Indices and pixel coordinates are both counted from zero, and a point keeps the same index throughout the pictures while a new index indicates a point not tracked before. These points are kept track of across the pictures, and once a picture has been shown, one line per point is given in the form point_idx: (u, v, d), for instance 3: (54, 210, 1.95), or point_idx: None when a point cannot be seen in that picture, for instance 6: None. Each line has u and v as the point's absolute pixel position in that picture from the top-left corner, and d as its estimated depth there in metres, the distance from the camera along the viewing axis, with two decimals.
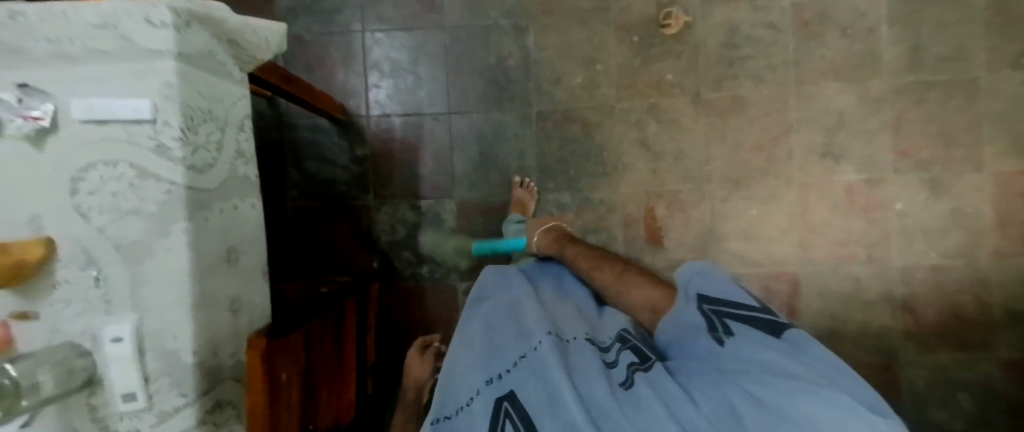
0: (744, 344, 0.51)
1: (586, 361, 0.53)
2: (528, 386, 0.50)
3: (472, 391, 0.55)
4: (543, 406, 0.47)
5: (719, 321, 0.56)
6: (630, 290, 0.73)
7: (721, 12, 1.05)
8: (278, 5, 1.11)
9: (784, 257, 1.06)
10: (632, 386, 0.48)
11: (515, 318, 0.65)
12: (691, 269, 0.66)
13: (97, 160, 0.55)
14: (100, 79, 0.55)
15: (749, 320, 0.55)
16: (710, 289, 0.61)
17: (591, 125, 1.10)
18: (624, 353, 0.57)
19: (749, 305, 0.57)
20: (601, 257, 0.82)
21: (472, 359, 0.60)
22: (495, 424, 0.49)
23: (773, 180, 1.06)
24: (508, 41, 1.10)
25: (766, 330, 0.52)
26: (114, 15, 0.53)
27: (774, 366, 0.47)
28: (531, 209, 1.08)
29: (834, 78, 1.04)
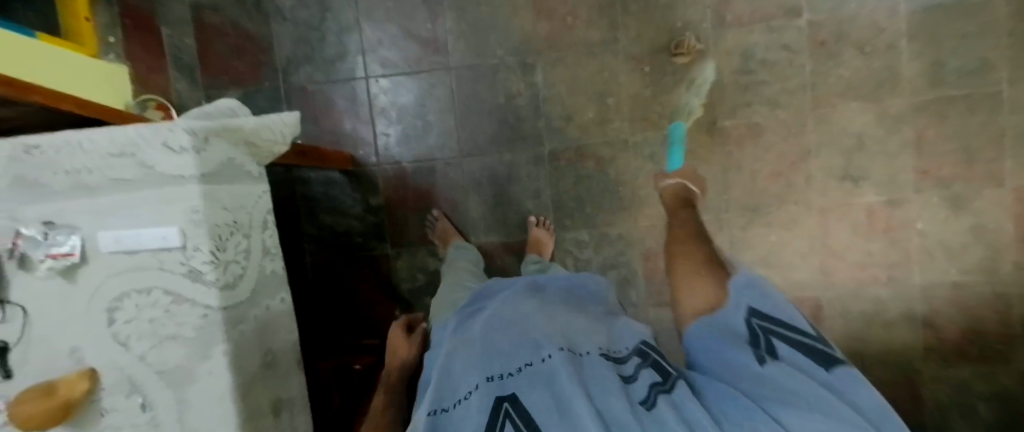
0: (780, 370, 0.43)
1: (597, 375, 0.48)
2: (532, 392, 0.46)
3: (473, 385, 0.50)
4: (549, 414, 0.43)
5: (763, 339, 0.48)
6: (690, 285, 0.61)
7: (734, 36, 1.02)
8: (276, 55, 1.07)
9: (805, 283, 1.06)
10: (655, 408, 0.44)
11: (522, 322, 0.60)
12: (743, 282, 0.54)
13: (131, 289, 0.56)
14: (123, 208, 0.55)
15: (799, 343, 0.46)
16: (765, 302, 0.51)
17: (605, 160, 1.08)
18: (643, 373, 0.50)
19: (804, 330, 0.47)
20: (697, 238, 0.70)
21: (474, 356, 0.55)
22: (494, 425, 0.44)
23: (794, 206, 1.04)
24: (515, 79, 1.08)
25: (811, 360, 0.44)
26: (132, 145, 0.54)
27: (811, 396, 0.40)
28: (549, 250, 1.07)
29: (853, 98, 1.01)
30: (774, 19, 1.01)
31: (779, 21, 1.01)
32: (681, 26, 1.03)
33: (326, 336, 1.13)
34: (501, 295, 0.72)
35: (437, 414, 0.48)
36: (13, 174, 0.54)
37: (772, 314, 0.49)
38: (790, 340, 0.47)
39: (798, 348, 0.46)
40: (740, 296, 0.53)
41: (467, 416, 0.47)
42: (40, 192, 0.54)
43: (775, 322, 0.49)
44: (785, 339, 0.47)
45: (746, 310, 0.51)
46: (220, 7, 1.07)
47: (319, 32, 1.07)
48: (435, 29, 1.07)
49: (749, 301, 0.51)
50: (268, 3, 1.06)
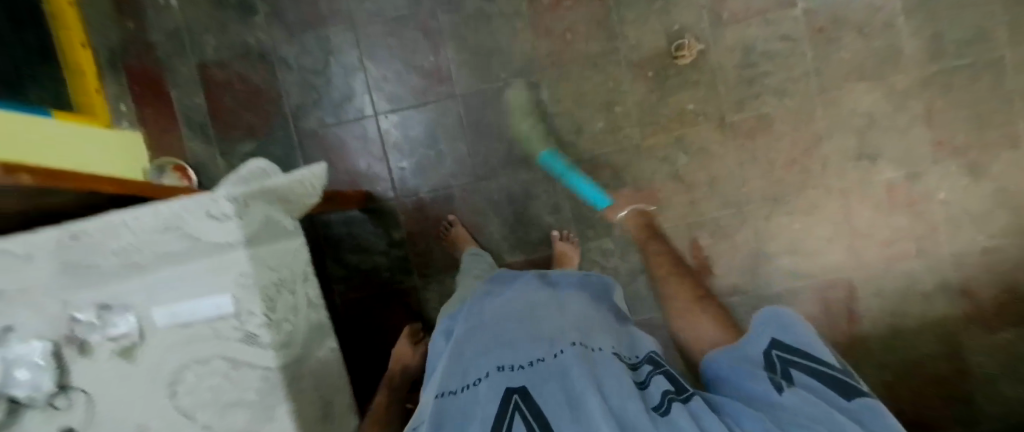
0: (799, 396, 0.41)
1: (613, 376, 0.47)
2: (545, 387, 0.45)
3: (482, 373, 0.50)
4: (562, 409, 0.41)
5: (782, 369, 0.47)
6: (688, 320, 0.69)
7: (733, 32, 1.04)
8: (285, 104, 1.09)
9: (833, 265, 1.07)
10: (669, 412, 0.42)
11: (536, 319, 0.59)
12: (766, 315, 0.54)
13: (191, 360, 0.57)
14: (173, 282, 0.56)
15: (818, 373, 0.44)
16: (787, 335, 0.51)
17: (621, 167, 1.09)
18: (656, 380, 0.49)
19: (825, 361, 0.46)
20: (679, 275, 0.83)
21: (485, 349, 0.54)
22: (503, 416, 0.42)
23: (813, 191, 1.05)
24: (522, 99, 1.09)
25: (829, 389, 0.42)
26: (175, 218, 0.54)
27: (826, 419, 0.37)
28: (575, 260, 1.07)
29: (857, 79, 1.03)
30: (769, 12, 1.03)
31: (774, 13, 1.02)
32: (679, 29, 1.05)
33: (364, 375, 1.13)
34: (513, 287, 0.71)
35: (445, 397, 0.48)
36: (62, 261, 0.55)
37: (794, 346, 0.49)
38: (810, 370, 0.45)
39: (816, 376, 0.44)
40: (763, 329, 0.53)
41: (476, 404, 0.45)
42: (89, 275, 0.55)
43: (795, 353, 0.48)
44: (805, 369, 0.46)
45: (768, 342, 0.51)
46: (226, 63, 1.08)
47: (325, 77, 1.09)
48: (438, 61, 1.09)
49: (772, 334, 0.52)
50: (272, 54, 1.08)
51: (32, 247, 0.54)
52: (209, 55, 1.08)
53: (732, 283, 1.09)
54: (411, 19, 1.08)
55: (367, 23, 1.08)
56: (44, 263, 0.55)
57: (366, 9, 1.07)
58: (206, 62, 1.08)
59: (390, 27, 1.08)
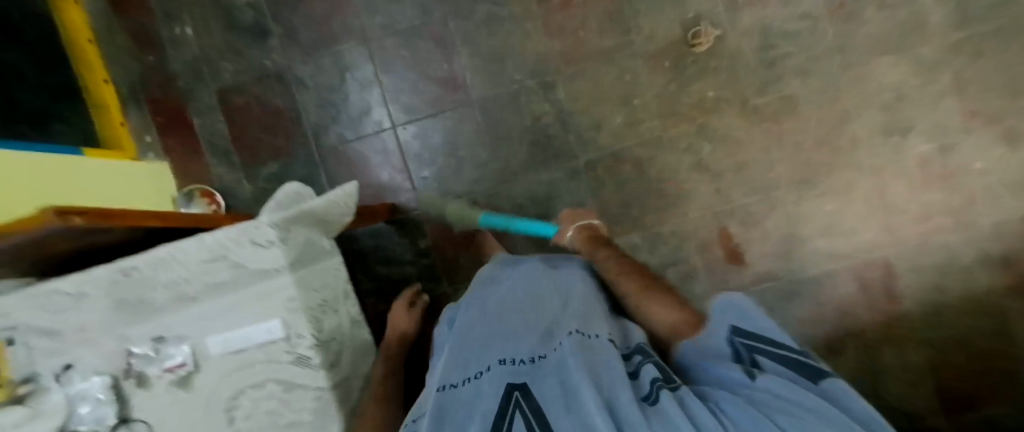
0: (775, 380, 0.41)
1: (610, 366, 0.45)
2: (545, 381, 0.45)
3: (484, 367, 0.50)
4: (559, 402, 0.41)
5: (748, 357, 0.47)
6: (646, 311, 0.65)
7: (750, 15, 1.02)
8: (304, 123, 1.10)
9: (870, 244, 1.04)
10: (659, 402, 0.40)
11: (539, 313, 0.59)
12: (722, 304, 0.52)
13: (245, 385, 0.58)
14: (225, 310, 0.57)
15: (784, 358, 0.45)
16: (747, 321, 0.50)
17: (642, 161, 1.08)
18: (646, 369, 0.47)
19: (787, 345, 0.46)
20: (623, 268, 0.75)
21: (490, 343, 0.55)
22: (504, 411, 0.42)
23: (843, 171, 1.03)
24: (539, 100, 1.08)
25: (798, 376, 0.43)
26: (221, 248, 0.55)
27: (804, 404, 0.38)
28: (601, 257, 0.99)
29: (882, 53, 1.00)
30: None
31: None
32: (694, 17, 1.03)
33: None
34: (511, 278, 0.71)
35: (447, 390, 0.49)
36: (116, 298, 0.55)
37: (756, 333, 0.48)
38: (775, 354, 0.46)
39: (784, 364, 0.44)
40: (721, 316, 0.52)
41: (478, 398, 0.45)
42: (145, 310, 0.57)
43: (758, 340, 0.48)
44: (770, 354, 0.46)
45: (729, 329, 0.50)
46: (245, 87, 1.09)
47: (342, 93, 1.09)
48: (452, 68, 1.08)
49: (732, 321, 0.51)
50: (288, 75, 1.08)
51: (84, 286, 0.54)
52: (228, 80, 1.09)
53: (766, 269, 1.07)
54: (422, 29, 1.08)
55: (379, 37, 1.08)
56: (98, 301, 0.55)
57: (377, 22, 1.08)
58: (225, 88, 1.09)
59: (402, 38, 1.08)
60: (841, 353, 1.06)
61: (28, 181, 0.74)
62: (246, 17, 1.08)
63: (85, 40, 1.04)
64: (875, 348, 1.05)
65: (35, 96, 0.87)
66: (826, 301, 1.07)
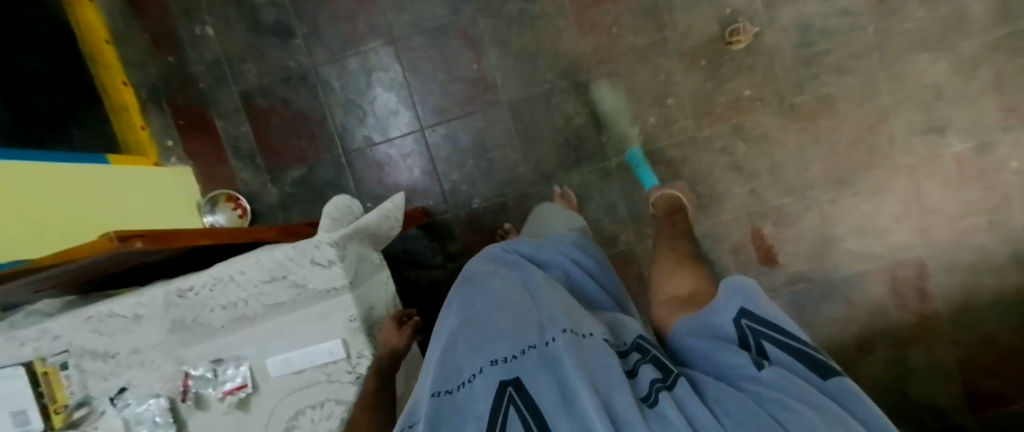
0: (782, 376, 0.35)
1: (606, 366, 0.39)
2: (540, 378, 0.38)
3: (477, 369, 0.44)
4: (555, 404, 0.35)
5: (753, 344, 0.41)
6: (666, 278, 0.62)
7: (788, 11, 1.00)
8: (330, 125, 1.07)
9: (903, 245, 1.04)
10: (656, 402, 0.34)
11: (531, 301, 0.52)
12: (730, 288, 0.46)
13: (305, 405, 0.56)
14: (283, 331, 0.56)
15: (793, 351, 0.39)
16: (758, 306, 0.43)
17: (676, 162, 1.06)
18: (643, 368, 0.41)
19: (799, 337, 0.40)
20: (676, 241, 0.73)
21: (477, 338, 0.48)
22: (495, 415, 0.36)
23: (880, 171, 1.02)
24: (570, 99, 1.06)
25: (805, 368, 0.37)
26: (281, 268, 0.54)
27: (814, 406, 0.31)
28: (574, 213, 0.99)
29: (923, 49, 0.98)
30: None
31: None
32: (731, 13, 1.01)
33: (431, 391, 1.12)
34: (509, 258, 0.64)
35: (441, 396, 0.42)
36: (171, 320, 0.54)
37: (765, 318, 0.42)
38: (782, 344, 0.40)
39: (791, 354, 0.39)
40: (728, 298, 0.45)
41: (471, 404, 0.39)
42: (201, 331, 0.55)
43: (767, 325, 0.42)
44: (777, 343, 0.40)
45: (736, 310, 0.44)
46: (269, 90, 1.06)
47: (368, 95, 1.07)
48: (482, 68, 1.06)
49: (740, 301, 0.44)
50: (313, 75, 1.06)
51: (141, 308, 0.54)
52: (251, 82, 1.06)
53: (799, 271, 1.07)
54: (451, 28, 1.04)
55: (406, 35, 1.05)
56: (154, 323, 0.54)
57: (404, 20, 1.04)
58: (249, 90, 1.06)
59: (430, 37, 1.05)
60: (872, 352, 1.06)
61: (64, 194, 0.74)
62: (268, 16, 1.04)
63: (103, 41, 1.01)
64: (906, 346, 1.05)
65: (52, 100, 0.87)
66: (859, 301, 1.07)
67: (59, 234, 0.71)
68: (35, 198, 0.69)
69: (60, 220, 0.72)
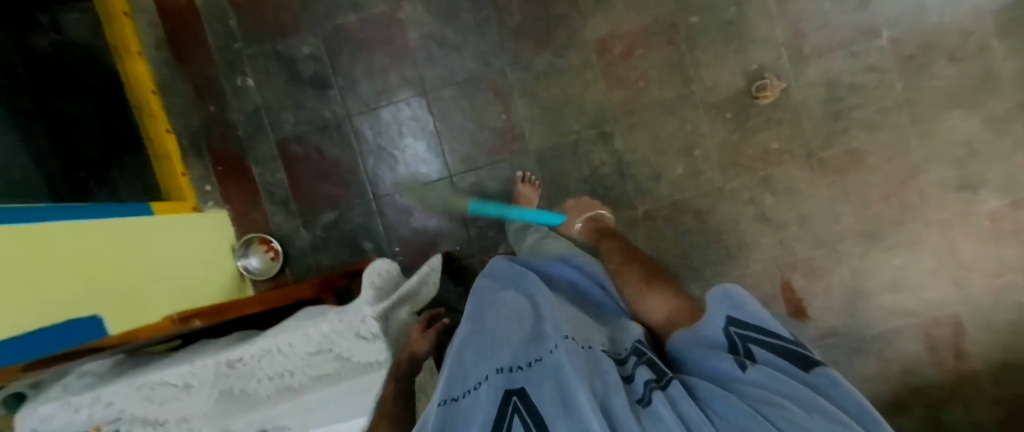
0: (767, 376, 0.37)
1: (604, 372, 0.43)
2: (543, 385, 0.41)
3: (482, 377, 0.46)
4: (556, 408, 0.38)
5: (741, 348, 0.43)
6: (644, 301, 0.61)
7: (816, 66, 1.01)
8: (362, 172, 1.10)
9: (938, 301, 1.03)
10: (650, 402, 0.38)
11: (535, 313, 0.56)
12: (720, 295, 0.47)
13: None
14: (319, 405, 0.55)
15: (776, 349, 0.41)
16: (743, 311, 0.45)
17: (703, 212, 1.06)
18: (639, 370, 0.44)
19: (783, 334, 0.42)
20: (630, 259, 0.73)
21: (481, 347, 0.50)
22: (501, 421, 0.39)
23: (911, 226, 1.02)
24: (597, 149, 1.07)
25: (790, 365, 0.39)
26: (327, 340, 0.56)
27: (796, 401, 0.34)
28: (536, 204, 1.06)
29: (953, 107, 0.98)
30: (853, 43, 0.99)
31: (858, 44, 0.99)
32: (758, 68, 1.02)
33: None
34: (517, 274, 0.69)
35: (447, 404, 0.44)
36: (219, 390, 0.56)
37: (751, 322, 0.44)
38: (768, 345, 0.41)
39: (777, 354, 0.40)
40: (716, 304, 0.47)
41: (475, 410, 0.42)
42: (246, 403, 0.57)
43: (752, 329, 0.43)
44: (762, 344, 0.42)
45: (725, 319, 0.45)
46: (305, 138, 1.10)
47: (398, 143, 1.10)
48: (510, 118, 1.08)
49: (726, 311, 0.45)
50: (347, 125, 1.09)
51: (191, 377, 0.55)
52: (288, 130, 1.09)
53: (830, 325, 1.05)
54: (480, 80, 1.07)
55: (438, 87, 1.08)
56: (203, 392, 0.55)
57: (437, 72, 1.08)
58: (286, 138, 1.10)
59: (461, 88, 1.08)
60: (908, 410, 1.04)
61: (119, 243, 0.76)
62: (307, 68, 1.08)
63: (149, 91, 1.07)
64: (944, 405, 1.02)
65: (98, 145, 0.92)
66: (892, 358, 1.04)
67: (111, 283, 0.70)
68: (94, 241, 0.70)
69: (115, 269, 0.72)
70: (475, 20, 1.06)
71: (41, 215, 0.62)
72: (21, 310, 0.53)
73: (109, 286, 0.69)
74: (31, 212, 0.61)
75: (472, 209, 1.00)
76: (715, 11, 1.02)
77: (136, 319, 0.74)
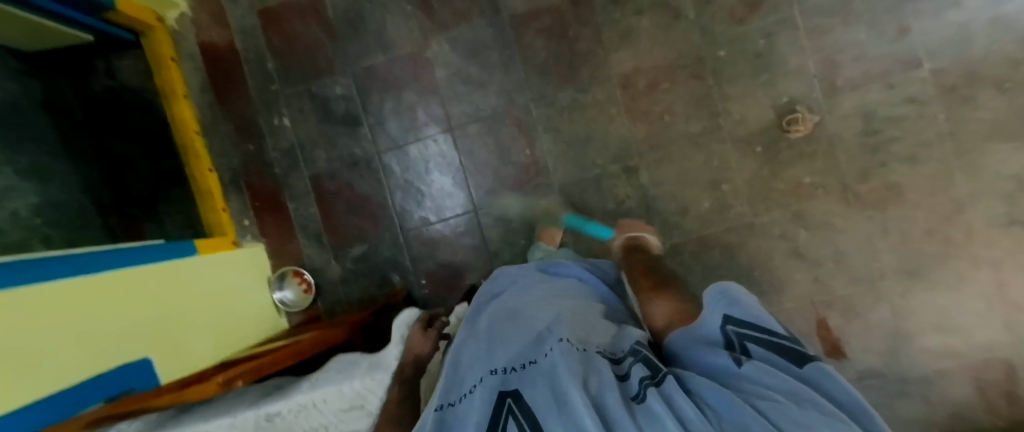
0: (760, 370, 0.37)
1: (599, 371, 0.40)
2: (536, 385, 0.39)
3: (477, 379, 0.44)
4: (549, 408, 0.35)
5: (738, 344, 0.43)
6: (650, 306, 0.65)
7: (851, 98, 0.98)
8: (390, 206, 1.13)
9: (988, 342, 0.97)
10: (645, 400, 0.35)
11: (527, 316, 0.55)
12: (717, 293, 0.48)
13: None
14: None
15: (772, 345, 0.41)
16: (741, 309, 0.46)
17: (732, 247, 1.04)
18: (635, 369, 0.42)
19: (776, 331, 0.42)
20: (645, 270, 0.78)
21: (477, 354, 0.49)
22: (496, 422, 0.37)
23: (957, 263, 0.97)
24: (621, 183, 1.07)
25: (785, 360, 0.39)
26: (360, 397, 0.59)
27: (787, 393, 0.33)
28: (560, 240, 1.05)
29: (1002, 139, 0.93)
30: (891, 74, 0.96)
31: (897, 76, 0.96)
32: (788, 100, 1.00)
33: None
34: (518, 284, 0.68)
35: (444, 410, 0.42)
36: None
37: (747, 320, 0.44)
38: (765, 342, 0.42)
39: (772, 350, 0.40)
40: (715, 303, 0.48)
41: (470, 411, 0.40)
42: None
43: (749, 327, 0.44)
44: (759, 341, 0.42)
45: (723, 317, 0.46)
46: (337, 173, 1.14)
47: (426, 179, 1.12)
48: (534, 153, 1.09)
49: (724, 309, 0.46)
50: (376, 162, 1.13)
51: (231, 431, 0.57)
52: (320, 167, 1.14)
53: (870, 366, 1.00)
54: (505, 116, 1.09)
55: (463, 123, 1.10)
56: None
57: (462, 108, 1.10)
58: (319, 174, 1.14)
59: (486, 124, 1.10)
60: None
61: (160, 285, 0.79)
62: (339, 107, 1.12)
63: (193, 132, 1.13)
64: None
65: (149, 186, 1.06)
66: (938, 401, 0.99)
67: (156, 322, 0.75)
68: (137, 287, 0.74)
69: (159, 307, 0.77)
70: (500, 58, 1.08)
71: (89, 263, 0.68)
72: (81, 358, 0.59)
73: (155, 326, 0.74)
74: (82, 261, 0.67)
75: (564, 218, 1.06)
76: (743, 44, 1.01)
77: (185, 355, 0.79)
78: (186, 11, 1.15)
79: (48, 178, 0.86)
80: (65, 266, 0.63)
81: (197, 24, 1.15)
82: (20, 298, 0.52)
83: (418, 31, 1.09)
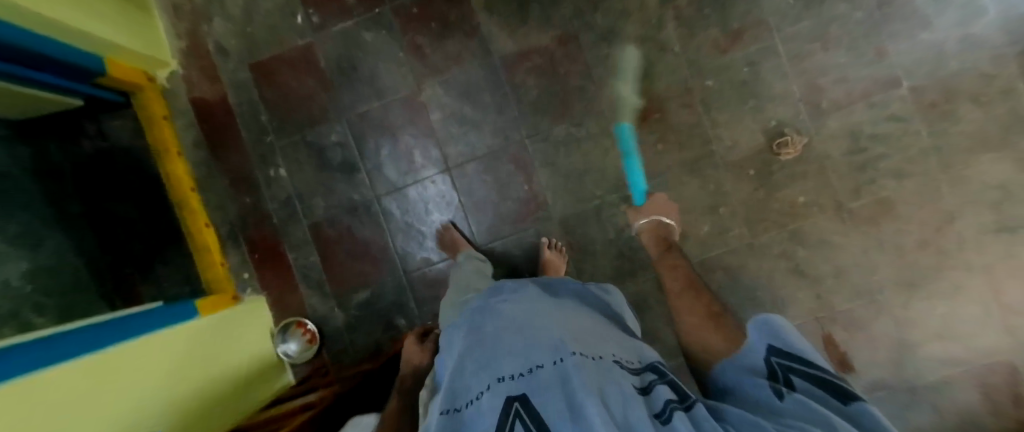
0: (797, 402, 0.36)
1: (616, 383, 0.39)
2: (548, 392, 0.38)
3: (484, 385, 0.44)
4: (563, 416, 0.35)
5: (782, 376, 0.42)
6: (704, 339, 0.61)
7: (837, 119, 1.01)
8: (393, 249, 1.13)
9: (990, 347, 0.99)
10: (671, 422, 0.34)
11: (531, 322, 0.54)
12: (762, 325, 0.48)
13: None
14: None
15: (813, 376, 0.39)
16: (786, 340, 0.45)
17: (734, 269, 1.05)
18: (658, 388, 0.42)
19: (821, 364, 0.41)
20: (690, 292, 0.76)
21: (478, 360, 0.49)
22: (503, 425, 0.37)
23: (953, 272, 0.99)
24: (621, 213, 1.08)
25: (826, 393, 0.36)
26: None
27: (819, 423, 0.32)
28: (564, 270, 1.05)
29: (983, 150, 0.97)
30: (872, 94, 0.99)
31: (877, 95, 0.99)
32: (777, 124, 1.02)
33: None
34: (516, 294, 0.66)
35: (450, 414, 0.43)
36: None
37: (791, 352, 0.44)
38: (807, 374, 0.40)
39: (811, 381, 0.39)
40: (760, 336, 0.48)
41: (480, 415, 0.40)
42: None
43: (794, 359, 0.43)
44: (802, 373, 0.41)
45: (768, 349, 0.46)
46: (336, 221, 1.13)
47: (426, 220, 1.12)
48: (533, 189, 1.10)
49: (768, 340, 0.47)
50: (375, 206, 1.13)
51: None
52: (319, 214, 1.13)
53: (879, 378, 1.02)
54: (502, 153, 1.10)
55: (460, 163, 1.11)
56: None
57: (459, 149, 1.11)
58: (319, 222, 1.13)
59: (484, 163, 1.10)
60: None
61: (158, 344, 0.76)
62: (335, 155, 1.12)
63: (188, 189, 1.12)
64: None
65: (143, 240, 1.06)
66: (949, 410, 1.00)
67: (160, 382, 0.72)
68: (138, 354, 0.70)
69: (161, 370, 0.74)
70: (493, 97, 1.10)
71: (83, 340, 0.63)
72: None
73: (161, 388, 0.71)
74: (80, 339, 0.63)
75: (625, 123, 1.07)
76: (728, 72, 1.04)
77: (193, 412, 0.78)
78: (176, 68, 1.14)
79: (42, 242, 0.86)
80: (60, 347, 0.59)
81: (189, 80, 1.15)
82: (38, 386, 0.49)
83: (411, 76, 1.11)
